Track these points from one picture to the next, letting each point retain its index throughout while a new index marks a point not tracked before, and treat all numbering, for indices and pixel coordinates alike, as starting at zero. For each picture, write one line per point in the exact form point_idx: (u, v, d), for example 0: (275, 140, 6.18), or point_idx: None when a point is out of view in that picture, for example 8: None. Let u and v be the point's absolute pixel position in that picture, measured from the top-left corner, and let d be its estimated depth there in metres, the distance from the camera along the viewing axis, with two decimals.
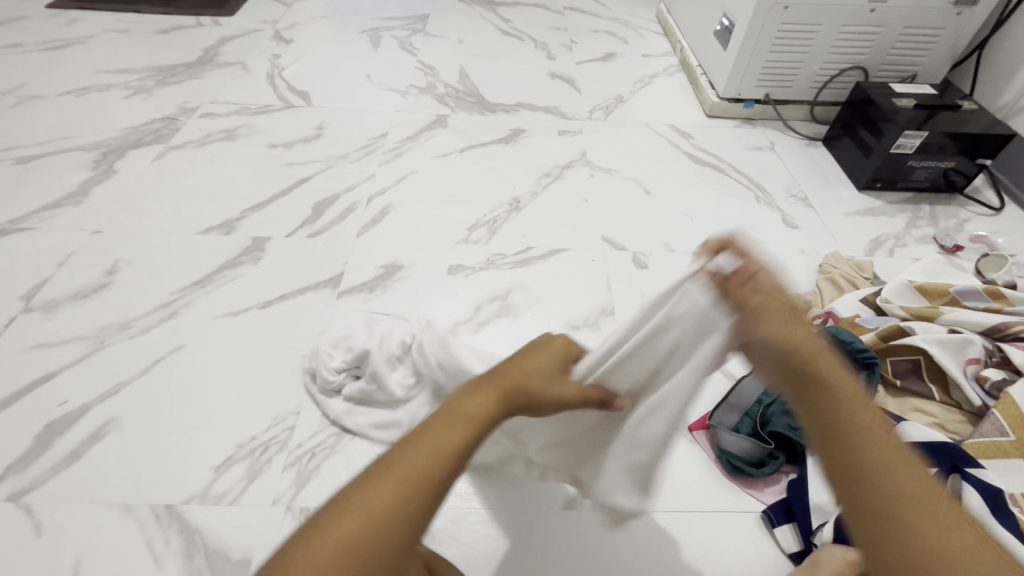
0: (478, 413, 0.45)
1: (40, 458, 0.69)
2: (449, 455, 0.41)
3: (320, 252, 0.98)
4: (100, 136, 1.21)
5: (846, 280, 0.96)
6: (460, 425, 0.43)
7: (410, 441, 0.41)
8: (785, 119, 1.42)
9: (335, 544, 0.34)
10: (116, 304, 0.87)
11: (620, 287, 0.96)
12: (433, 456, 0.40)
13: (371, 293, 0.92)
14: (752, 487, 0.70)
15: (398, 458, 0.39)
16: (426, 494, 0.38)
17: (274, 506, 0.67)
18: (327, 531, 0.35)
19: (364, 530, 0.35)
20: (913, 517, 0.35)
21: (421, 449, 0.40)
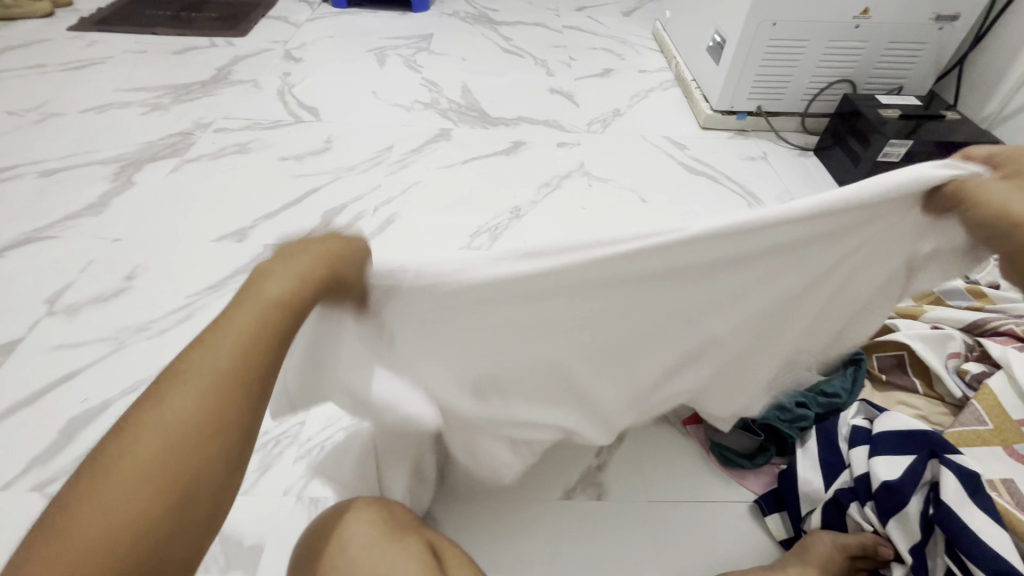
0: (284, 295, 0.40)
1: (64, 451, 0.73)
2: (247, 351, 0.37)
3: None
4: (119, 150, 1.27)
5: None
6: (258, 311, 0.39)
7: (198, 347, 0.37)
8: (777, 130, 1.47)
9: (149, 458, 0.33)
10: (134, 307, 0.91)
11: None
12: (229, 360, 0.36)
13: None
14: (744, 478, 0.72)
15: (201, 357, 0.37)
16: (227, 399, 0.36)
17: (284, 496, 0.70)
18: (124, 460, 0.34)
19: (156, 461, 0.34)
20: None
21: (224, 345, 0.37)
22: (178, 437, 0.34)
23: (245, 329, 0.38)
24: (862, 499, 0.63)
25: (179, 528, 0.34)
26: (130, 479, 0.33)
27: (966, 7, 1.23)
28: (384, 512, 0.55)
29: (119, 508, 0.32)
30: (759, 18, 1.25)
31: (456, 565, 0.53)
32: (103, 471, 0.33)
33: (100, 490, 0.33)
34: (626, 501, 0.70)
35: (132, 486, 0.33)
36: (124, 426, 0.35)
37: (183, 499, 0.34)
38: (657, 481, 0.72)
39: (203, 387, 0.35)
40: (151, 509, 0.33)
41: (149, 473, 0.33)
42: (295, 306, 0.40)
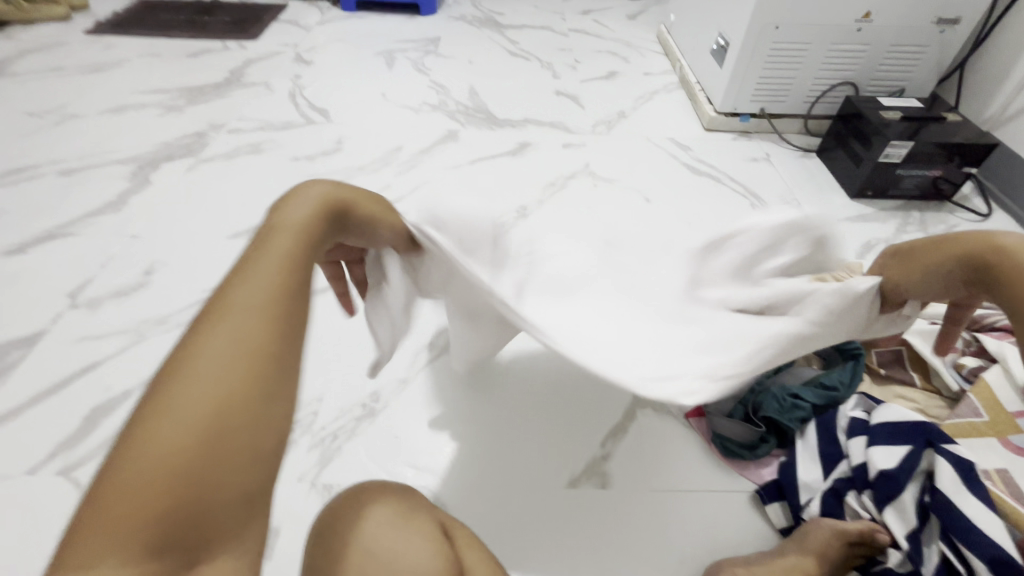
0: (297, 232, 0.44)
1: (88, 437, 0.76)
2: (286, 281, 0.39)
3: None
4: (136, 150, 1.30)
5: None
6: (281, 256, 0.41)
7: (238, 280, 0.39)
8: (780, 131, 1.49)
9: (205, 388, 0.33)
10: (153, 300, 0.94)
11: None
12: (272, 290, 0.38)
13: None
14: (746, 469, 0.74)
15: (237, 289, 0.38)
16: (275, 323, 0.37)
17: (300, 482, 0.72)
18: (178, 391, 0.33)
19: (216, 387, 0.33)
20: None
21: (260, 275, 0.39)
22: (235, 360, 0.34)
23: (273, 262, 0.41)
24: (860, 488, 0.66)
25: (242, 467, 0.33)
26: (186, 417, 0.32)
27: (966, 10, 1.25)
28: (397, 493, 0.58)
29: (177, 443, 0.31)
30: (762, 21, 1.27)
31: (468, 545, 0.56)
32: (151, 414, 0.32)
33: (150, 432, 0.31)
34: (630, 490, 0.72)
35: (189, 415, 0.32)
36: (165, 369, 0.34)
37: (239, 426, 0.33)
38: (661, 471, 0.74)
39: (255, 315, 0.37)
40: (207, 444, 0.32)
41: (203, 409, 0.32)
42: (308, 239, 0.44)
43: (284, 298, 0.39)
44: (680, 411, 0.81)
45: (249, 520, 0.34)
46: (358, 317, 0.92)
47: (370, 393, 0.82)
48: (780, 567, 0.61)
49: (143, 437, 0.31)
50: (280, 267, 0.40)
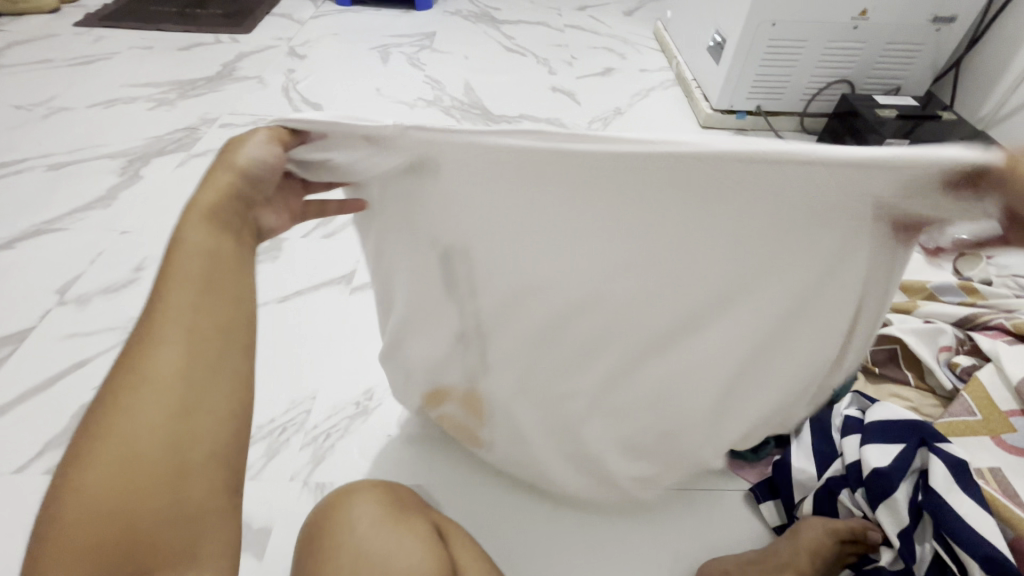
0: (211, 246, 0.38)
1: (77, 435, 0.75)
2: (208, 313, 0.36)
3: (337, 253, 1.02)
4: (126, 145, 1.28)
5: None
6: (193, 277, 0.37)
7: (154, 313, 0.36)
8: (776, 129, 1.49)
9: (128, 438, 0.33)
10: (143, 297, 0.93)
11: None
12: (189, 328, 0.36)
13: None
14: (743, 469, 0.74)
15: (156, 319, 0.36)
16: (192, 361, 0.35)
17: (292, 481, 0.72)
18: (99, 443, 0.33)
19: (134, 437, 0.33)
20: None
21: (177, 308, 0.36)
22: (158, 408, 0.34)
23: (191, 287, 0.37)
24: (852, 486, 0.66)
25: (178, 505, 0.33)
26: (107, 472, 0.32)
27: (962, 8, 1.25)
28: (388, 494, 0.57)
29: (100, 494, 0.32)
30: (759, 17, 1.27)
31: (460, 543, 0.56)
32: (77, 468, 0.33)
33: (78, 485, 0.32)
34: None
35: (109, 468, 0.32)
36: (88, 421, 0.34)
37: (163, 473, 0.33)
38: None
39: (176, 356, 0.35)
40: (133, 492, 0.32)
41: (124, 461, 0.33)
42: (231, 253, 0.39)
43: (207, 330, 0.36)
44: None
45: (200, 543, 0.34)
46: (351, 313, 0.91)
47: (363, 391, 0.81)
48: (773, 565, 0.61)
49: (73, 486, 0.32)
50: (192, 292, 0.37)
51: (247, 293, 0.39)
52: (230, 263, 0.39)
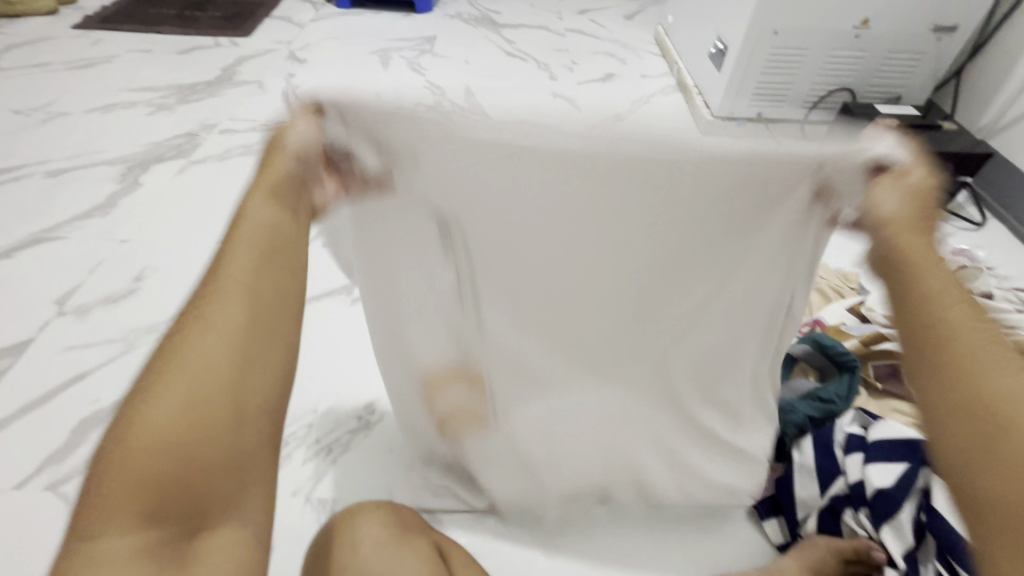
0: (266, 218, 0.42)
1: (77, 449, 0.74)
2: (263, 274, 0.40)
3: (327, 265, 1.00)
4: (125, 151, 1.28)
5: (834, 290, 1.02)
6: (262, 231, 0.41)
7: (214, 272, 0.40)
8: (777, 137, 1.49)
9: (194, 381, 0.35)
10: (144, 307, 0.93)
11: None
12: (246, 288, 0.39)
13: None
14: None
15: (213, 282, 0.39)
16: (250, 314, 0.38)
17: (294, 497, 0.71)
18: (162, 385, 0.35)
19: (194, 383, 0.35)
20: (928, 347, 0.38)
21: (236, 267, 0.39)
22: (218, 357, 0.36)
23: (248, 250, 0.40)
24: (857, 506, 0.66)
25: (230, 449, 0.35)
26: (179, 400, 0.34)
27: (964, 18, 1.25)
28: (391, 513, 0.57)
29: (163, 434, 0.33)
30: (760, 26, 1.27)
31: (463, 565, 0.55)
32: (147, 397, 0.34)
33: (141, 422, 0.33)
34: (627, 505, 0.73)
35: (177, 410, 0.34)
36: (159, 357, 0.36)
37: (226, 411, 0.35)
38: None
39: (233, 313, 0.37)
40: (196, 423, 0.34)
41: (192, 391, 0.35)
42: (280, 226, 0.43)
43: (264, 289, 0.39)
44: None
45: (243, 498, 0.35)
46: (351, 325, 0.91)
47: (365, 404, 0.81)
48: None
49: (133, 427, 0.33)
50: (262, 241, 0.41)
51: (297, 262, 0.42)
52: (286, 234, 0.42)
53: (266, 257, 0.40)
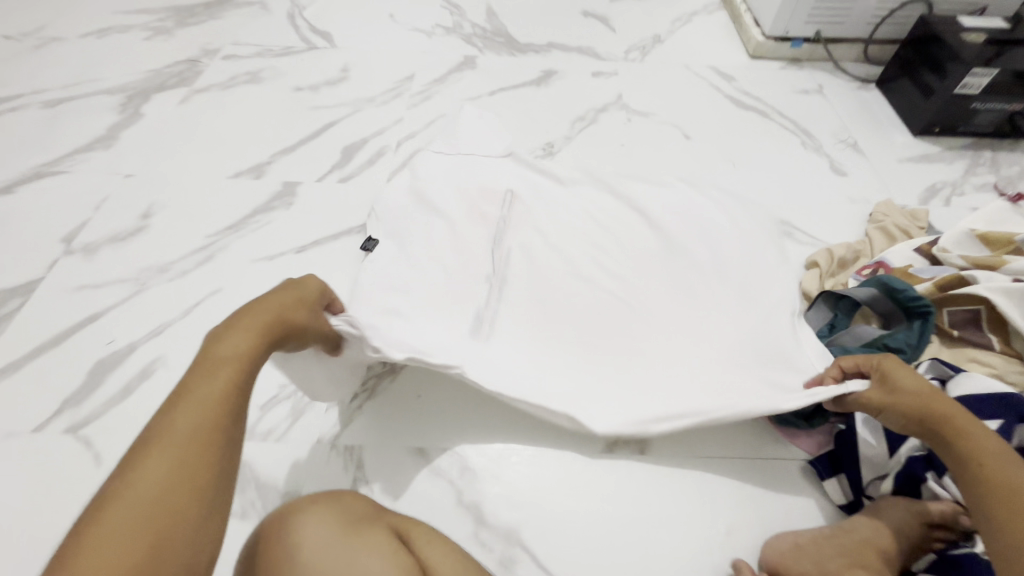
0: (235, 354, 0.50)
1: (94, 392, 0.71)
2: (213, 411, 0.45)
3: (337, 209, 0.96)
4: (124, 79, 1.18)
5: (900, 229, 0.91)
6: (256, 325, 0.53)
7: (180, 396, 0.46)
8: (835, 59, 1.33)
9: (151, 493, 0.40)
10: (153, 246, 0.88)
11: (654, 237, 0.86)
12: (202, 417, 0.45)
13: (390, 234, 0.85)
14: (798, 437, 0.70)
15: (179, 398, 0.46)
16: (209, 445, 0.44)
17: (318, 443, 0.68)
18: (124, 499, 0.39)
19: (149, 502, 0.39)
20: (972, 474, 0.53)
21: (192, 402, 0.45)
22: (175, 479, 0.41)
23: (211, 382, 0.47)
24: (940, 470, 0.62)
25: (167, 508, 0.40)
26: (158, 477, 0.41)
27: None
28: (336, 507, 0.54)
29: (115, 549, 0.37)
30: None
31: (426, 541, 0.53)
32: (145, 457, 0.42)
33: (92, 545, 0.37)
34: (670, 457, 0.69)
35: (129, 528, 0.38)
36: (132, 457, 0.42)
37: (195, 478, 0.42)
38: (702, 437, 0.71)
39: (192, 431, 0.44)
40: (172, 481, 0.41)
41: (170, 464, 0.41)
42: (248, 361, 0.50)
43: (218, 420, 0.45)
44: None
45: None
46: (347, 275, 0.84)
47: None
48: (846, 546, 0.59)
49: (91, 535, 0.37)
50: (247, 343, 0.51)
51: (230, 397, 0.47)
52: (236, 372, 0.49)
53: (226, 398, 0.47)
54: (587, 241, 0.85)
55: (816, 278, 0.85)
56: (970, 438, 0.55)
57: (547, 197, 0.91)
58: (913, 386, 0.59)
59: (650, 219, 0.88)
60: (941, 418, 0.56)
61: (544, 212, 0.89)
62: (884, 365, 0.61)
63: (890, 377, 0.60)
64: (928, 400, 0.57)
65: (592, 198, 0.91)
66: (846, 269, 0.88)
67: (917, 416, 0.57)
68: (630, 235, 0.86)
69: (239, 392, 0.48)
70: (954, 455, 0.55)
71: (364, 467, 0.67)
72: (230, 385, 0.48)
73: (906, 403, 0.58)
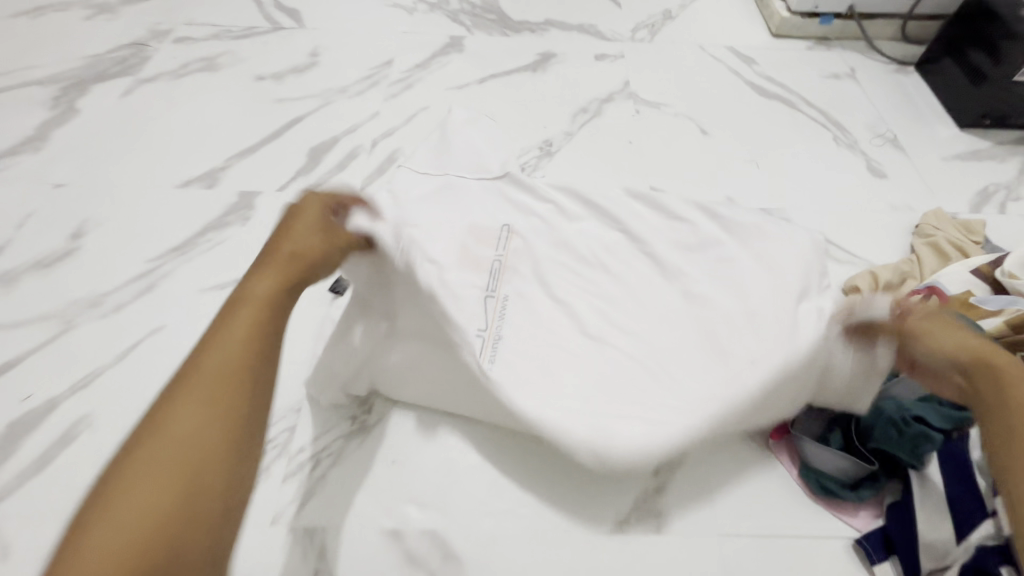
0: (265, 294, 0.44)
1: (10, 463, 0.61)
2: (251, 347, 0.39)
3: None
4: (58, 68, 1.03)
5: (953, 245, 0.79)
6: (280, 275, 0.46)
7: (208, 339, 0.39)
8: (869, 38, 1.17)
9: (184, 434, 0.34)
10: (83, 274, 0.75)
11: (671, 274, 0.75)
12: (242, 352, 0.39)
13: None
14: (844, 509, 0.61)
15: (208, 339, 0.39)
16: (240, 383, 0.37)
17: (274, 526, 0.59)
18: (157, 443, 0.33)
19: (185, 446, 0.33)
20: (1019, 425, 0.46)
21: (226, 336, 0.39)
22: (212, 423, 0.35)
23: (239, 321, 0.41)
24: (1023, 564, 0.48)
25: (204, 446, 0.34)
26: (194, 421, 0.34)
27: None
28: None
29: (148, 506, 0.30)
30: None
31: None
32: (167, 415, 0.34)
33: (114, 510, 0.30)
34: (689, 536, 0.59)
35: (158, 476, 0.32)
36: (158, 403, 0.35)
37: (224, 431, 0.35)
38: (725, 508, 0.61)
39: (223, 367, 0.37)
40: (194, 438, 0.34)
41: (207, 400, 0.35)
42: (278, 297, 0.44)
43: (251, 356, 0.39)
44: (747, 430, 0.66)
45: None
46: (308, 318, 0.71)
47: (363, 403, 0.67)
48: None
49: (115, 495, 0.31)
50: (269, 292, 0.44)
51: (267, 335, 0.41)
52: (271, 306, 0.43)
53: (258, 334, 0.40)
54: (588, 276, 0.75)
55: None
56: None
57: (547, 227, 0.79)
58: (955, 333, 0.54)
59: (659, 247, 0.77)
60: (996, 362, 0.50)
61: (536, 239, 0.78)
62: (917, 319, 0.57)
63: (924, 327, 0.56)
64: (979, 346, 0.52)
65: (596, 222, 0.80)
66: (890, 295, 0.76)
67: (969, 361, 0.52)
68: (642, 277, 0.75)
69: (267, 336, 0.41)
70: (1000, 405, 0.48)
71: (328, 556, 0.57)
72: (253, 330, 0.40)
73: (940, 352, 0.54)
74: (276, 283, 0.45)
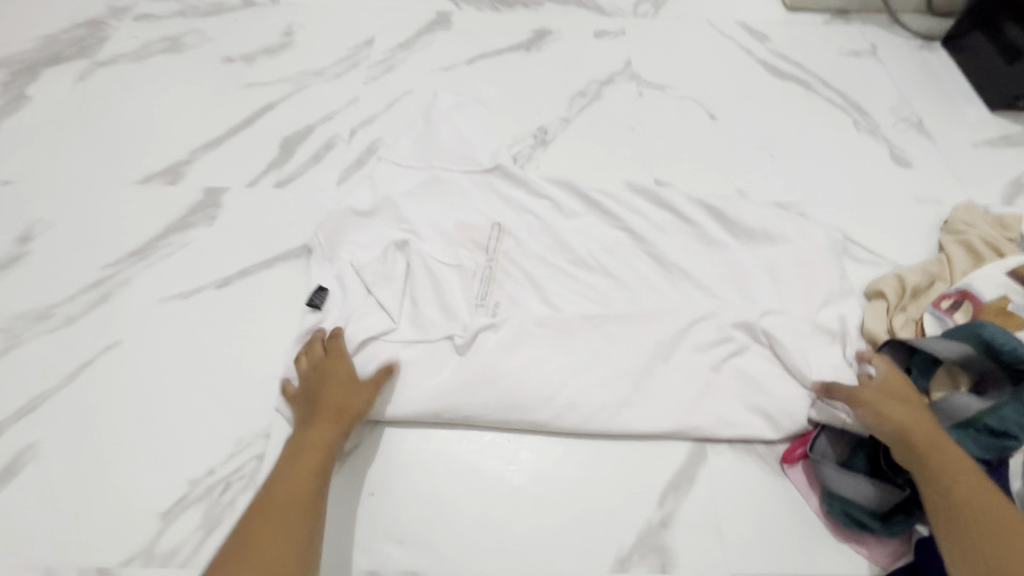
0: (322, 445, 0.53)
1: None
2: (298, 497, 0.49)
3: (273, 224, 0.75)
4: (7, 49, 0.94)
5: (987, 243, 0.71)
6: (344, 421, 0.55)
7: (271, 490, 0.50)
8: (892, 9, 1.08)
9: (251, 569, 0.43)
10: (32, 283, 0.68)
11: (678, 282, 0.68)
12: (311, 478, 0.51)
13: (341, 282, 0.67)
14: (867, 544, 0.55)
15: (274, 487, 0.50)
16: (298, 520, 0.47)
17: None
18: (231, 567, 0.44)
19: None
20: (976, 525, 0.45)
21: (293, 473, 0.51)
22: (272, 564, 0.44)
23: (302, 455, 0.52)
24: None
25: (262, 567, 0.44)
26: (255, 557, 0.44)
27: None
28: None
29: None
30: None
31: None
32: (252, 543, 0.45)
33: None
34: (696, 574, 0.54)
35: None
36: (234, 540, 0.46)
37: (292, 568, 0.44)
38: (737, 543, 0.55)
39: (290, 501, 0.48)
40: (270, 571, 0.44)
41: (269, 550, 0.45)
42: (333, 442, 0.54)
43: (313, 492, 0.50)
44: (762, 453, 0.60)
45: None
46: (287, 331, 0.66)
47: None
48: None
49: None
50: (329, 440, 0.54)
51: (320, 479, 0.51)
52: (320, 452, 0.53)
53: (319, 478, 0.51)
54: (586, 282, 0.68)
55: (880, 316, 0.66)
56: (964, 482, 0.48)
57: (543, 226, 0.72)
58: (903, 407, 0.53)
59: (665, 249, 0.70)
60: (937, 454, 0.50)
61: (530, 240, 0.71)
62: (869, 390, 0.55)
63: (878, 399, 0.54)
64: (925, 431, 0.51)
65: (597, 218, 0.73)
66: (919, 300, 0.68)
67: (907, 441, 0.51)
68: (647, 284, 0.68)
69: (322, 474, 0.51)
70: (953, 504, 0.47)
71: None
72: (313, 479, 0.51)
73: (881, 422, 0.53)
74: (339, 425, 0.55)
